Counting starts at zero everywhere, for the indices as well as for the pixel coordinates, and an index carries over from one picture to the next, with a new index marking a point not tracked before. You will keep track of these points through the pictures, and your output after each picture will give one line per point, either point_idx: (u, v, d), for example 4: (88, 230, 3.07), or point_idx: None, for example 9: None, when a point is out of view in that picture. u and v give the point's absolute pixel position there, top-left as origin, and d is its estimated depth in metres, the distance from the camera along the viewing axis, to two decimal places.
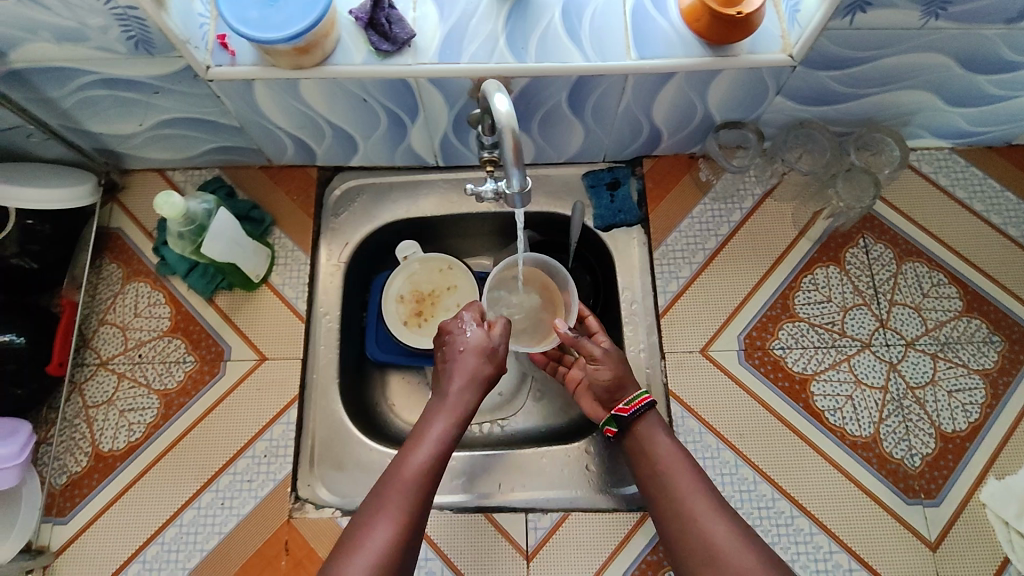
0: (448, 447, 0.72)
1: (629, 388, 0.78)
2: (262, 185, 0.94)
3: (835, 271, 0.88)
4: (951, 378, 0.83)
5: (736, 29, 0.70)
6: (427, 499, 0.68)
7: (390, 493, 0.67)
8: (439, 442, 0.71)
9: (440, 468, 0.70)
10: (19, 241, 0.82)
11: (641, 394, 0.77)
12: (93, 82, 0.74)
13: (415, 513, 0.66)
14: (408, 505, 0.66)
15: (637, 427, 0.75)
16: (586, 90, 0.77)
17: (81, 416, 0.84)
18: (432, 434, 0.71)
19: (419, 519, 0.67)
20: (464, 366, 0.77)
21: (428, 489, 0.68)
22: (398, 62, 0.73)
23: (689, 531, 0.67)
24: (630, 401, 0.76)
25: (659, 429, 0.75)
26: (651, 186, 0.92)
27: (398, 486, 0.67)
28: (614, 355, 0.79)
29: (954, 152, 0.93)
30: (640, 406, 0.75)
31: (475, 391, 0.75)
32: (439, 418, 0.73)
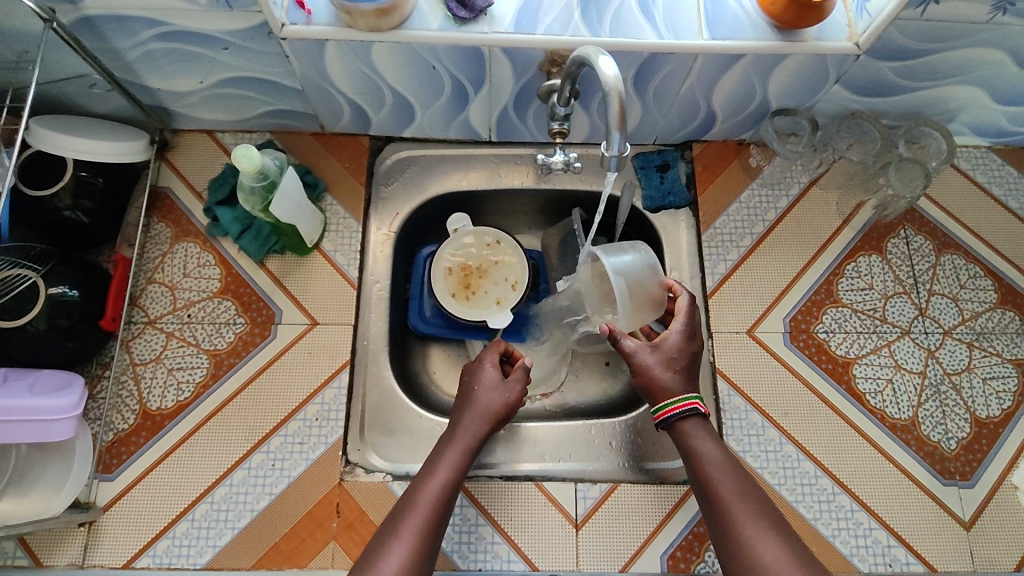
0: (460, 477, 0.70)
1: (663, 393, 0.73)
2: (314, 151, 0.93)
3: (877, 260, 0.90)
4: (986, 366, 0.86)
5: (809, 14, 0.71)
6: (439, 530, 0.66)
7: (402, 523, 0.65)
8: (450, 473, 0.69)
9: (452, 500, 0.68)
10: (72, 193, 0.80)
11: (677, 402, 0.71)
12: (163, 35, 0.73)
13: (426, 543, 0.64)
14: (422, 530, 0.64)
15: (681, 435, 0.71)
16: (653, 69, 0.78)
17: (129, 373, 0.83)
18: (445, 464, 0.70)
19: (431, 550, 0.64)
20: (478, 400, 0.77)
21: (440, 519, 0.66)
22: (475, 29, 0.73)
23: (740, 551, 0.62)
24: (659, 409, 0.71)
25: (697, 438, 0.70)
26: (700, 169, 0.94)
27: (411, 516, 0.65)
28: (652, 360, 0.74)
29: (991, 151, 0.97)
30: (666, 416, 0.71)
31: (486, 426, 0.75)
32: (450, 450, 0.72)
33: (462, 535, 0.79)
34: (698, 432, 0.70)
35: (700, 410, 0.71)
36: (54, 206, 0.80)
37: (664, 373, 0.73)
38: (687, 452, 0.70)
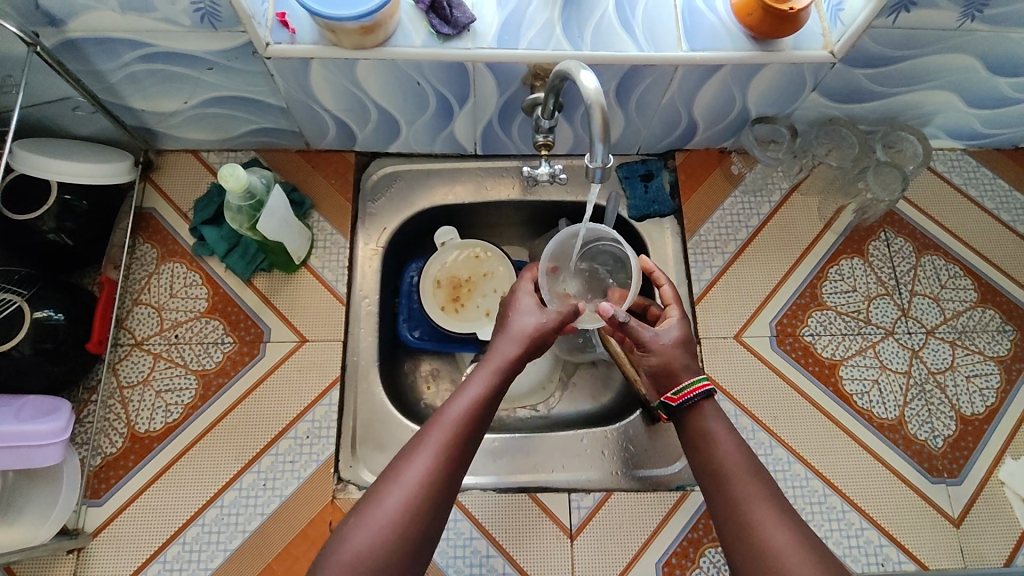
0: (496, 398, 0.64)
1: (679, 373, 0.69)
2: (299, 168, 0.94)
3: (859, 262, 0.92)
4: (969, 364, 0.88)
5: (785, 24, 0.73)
6: (468, 449, 0.61)
7: (424, 436, 0.60)
8: (485, 391, 0.64)
9: (485, 418, 0.63)
10: (56, 216, 0.80)
11: (695, 381, 0.68)
12: (146, 56, 0.74)
13: (452, 458, 0.59)
14: (450, 445, 0.59)
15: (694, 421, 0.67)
16: (635, 81, 0.79)
17: (116, 397, 0.82)
18: (478, 379, 0.65)
19: (457, 468, 0.60)
20: (516, 318, 0.71)
21: (469, 435, 0.61)
22: (458, 45, 0.74)
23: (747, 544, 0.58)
24: (678, 390, 0.67)
25: (710, 420, 0.67)
26: (683, 178, 0.95)
27: (433, 430, 0.60)
28: (670, 339, 0.71)
29: (966, 153, 0.99)
30: (691, 396, 0.67)
31: (523, 344, 0.68)
32: (485, 367, 0.66)
33: (457, 549, 0.78)
34: (713, 417, 0.67)
35: (713, 391, 0.68)
36: (37, 229, 0.79)
37: (681, 349, 0.71)
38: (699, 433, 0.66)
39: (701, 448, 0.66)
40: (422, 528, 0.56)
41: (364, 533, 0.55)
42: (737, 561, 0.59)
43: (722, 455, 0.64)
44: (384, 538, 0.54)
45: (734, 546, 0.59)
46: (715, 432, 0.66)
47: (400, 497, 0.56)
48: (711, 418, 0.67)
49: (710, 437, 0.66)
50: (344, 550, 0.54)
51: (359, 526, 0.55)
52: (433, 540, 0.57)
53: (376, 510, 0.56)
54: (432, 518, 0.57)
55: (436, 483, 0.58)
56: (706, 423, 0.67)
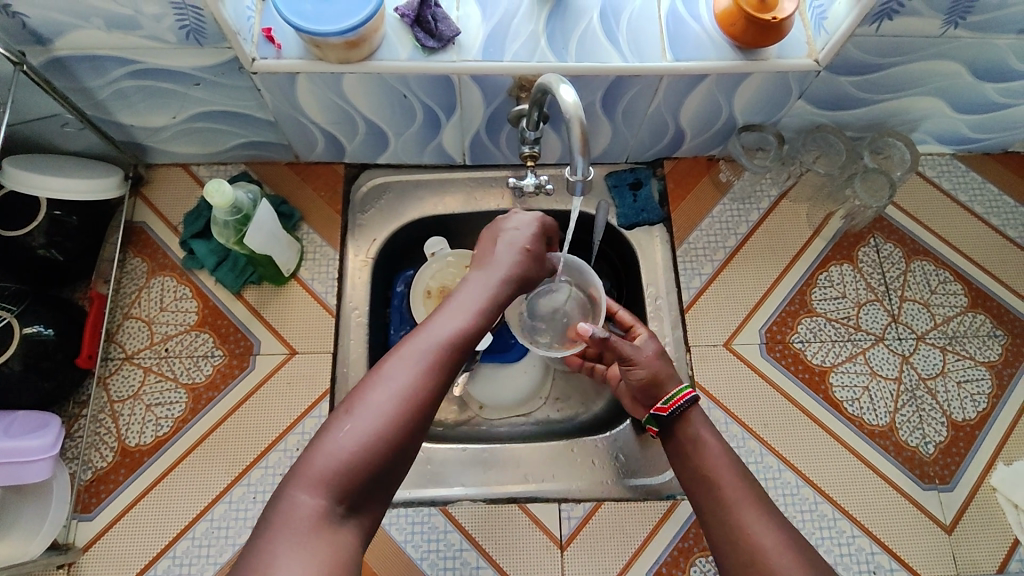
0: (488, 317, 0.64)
1: (667, 386, 0.73)
2: (288, 181, 0.94)
3: (849, 269, 0.92)
4: (960, 369, 0.88)
5: (769, 34, 0.73)
6: (456, 366, 0.60)
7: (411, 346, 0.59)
8: (478, 306, 0.64)
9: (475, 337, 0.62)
10: (46, 232, 0.80)
11: (681, 389, 0.71)
12: (133, 73, 0.74)
13: (440, 372, 0.58)
14: (440, 359, 0.59)
15: (682, 428, 0.70)
16: (621, 91, 0.79)
17: (106, 411, 0.82)
18: (468, 301, 0.64)
19: (442, 384, 0.58)
20: (508, 236, 0.70)
21: (456, 353, 0.60)
22: (443, 58, 0.75)
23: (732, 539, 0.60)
24: (668, 400, 0.71)
25: (702, 428, 0.70)
26: (672, 186, 0.96)
27: (418, 341, 0.59)
28: (651, 352, 0.75)
29: (955, 158, 0.99)
30: (680, 404, 0.70)
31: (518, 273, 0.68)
32: (476, 286, 0.66)
33: (447, 560, 0.78)
34: (702, 427, 0.70)
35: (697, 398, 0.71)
36: (27, 245, 0.80)
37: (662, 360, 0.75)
38: (687, 439, 0.69)
39: (688, 452, 0.68)
40: (405, 437, 0.55)
41: (347, 438, 0.53)
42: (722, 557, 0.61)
43: (709, 458, 0.66)
44: (368, 444, 0.53)
45: (723, 549, 0.61)
46: (703, 442, 0.68)
47: (385, 402, 0.55)
48: (699, 427, 0.70)
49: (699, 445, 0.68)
50: (326, 454, 0.53)
51: (342, 432, 0.54)
52: (412, 455, 0.56)
53: (359, 414, 0.54)
54: (415, 428, 0.56)
55: (421, 393, 0.57)
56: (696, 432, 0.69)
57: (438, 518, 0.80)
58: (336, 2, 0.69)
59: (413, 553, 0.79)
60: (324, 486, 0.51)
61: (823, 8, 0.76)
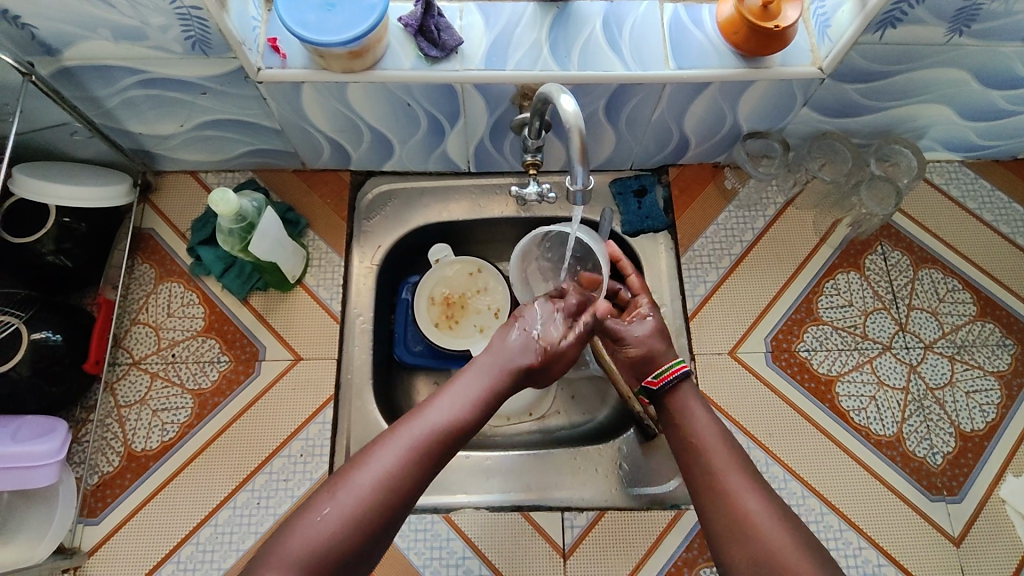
0: (480, 404, 0.66)
1: (662, 361, 0.72)
2: (295, 188, 0.95)
3: (856, 276, 0.91)
4: (969, 379, 0.87)
5: (772, 41, 0.73)
6: (439, 456, 0.62)
7: (396, 429, 0.62)
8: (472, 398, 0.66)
9: (464, 427, 0.65)
10: (55, 239, 0.81)
11: (673, 365, 0.71)
12: (141, 83, 0.75)
13: (418, 458, 0.61)
14: (422, 443, 0.61)
15: (669, 396, 0.70)
16: (624, 99, 0.79)
17: (113, 416, 0.83)
18: (458, 387, 0.67)
19: (423, 467, 0.61)
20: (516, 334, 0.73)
21: (438, 441, 0.62)
22: (447, 67, 0.75)
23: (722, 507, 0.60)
24: (659, 373, 0.70)
25: (690, 398, 0.70)
26: (677, 193, 0.95)
27: (410, 426, 0.62)
28: (645, 330, 0.75)
29: (964, 165, 0.98)
30: (669, 377, 0.70)
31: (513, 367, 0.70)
32: (469, 373, 0.69)
33: (449, 568, 0.78)
34: (692, 399, 0.69)
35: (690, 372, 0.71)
36: (37, 252, 0.81)
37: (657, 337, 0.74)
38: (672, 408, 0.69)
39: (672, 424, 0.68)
40: (376, 525, 0.57)
41: (321, 519, 0.56)
42: (711, 523, 0.61)
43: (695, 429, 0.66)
44: (337, 533, 0.56)
45: (712, 515, 0.61)
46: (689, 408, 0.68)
47: (363, 482, 0.58)
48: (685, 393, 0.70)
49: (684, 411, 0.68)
50: (302, 534, 0.55)
51: (314, 518, 0.56)
52: (383, 541, 0.58)
53: (337, 494, 0.57)
54: (388, 519, 0.58)
55: (400, 476, 0.59)
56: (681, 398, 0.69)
57: (440, 525, 0.80)
58: (339, 12, 0.69)
59: (415, 560, 0.79)
60: (296, 566, 0.54)
61: (827, 15, 0.76)
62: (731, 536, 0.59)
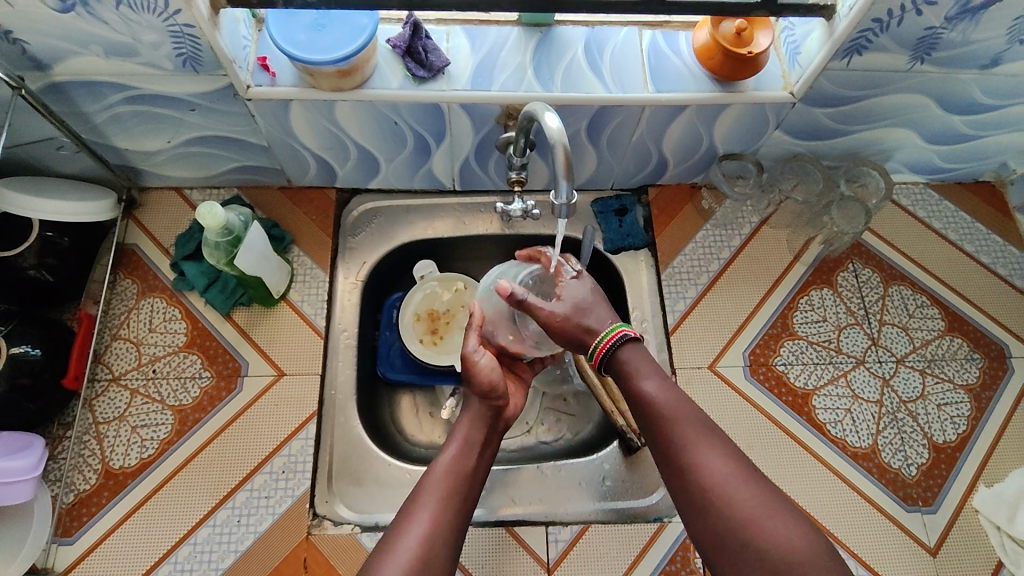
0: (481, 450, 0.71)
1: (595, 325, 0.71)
2: (280, 205, 0.95)
3: (829, 293, 0.94)
4: (939, 392, 0.89)
5: (745, 67, 0.77)
6: (462, 500, 0.66)
7: (420, 494, 0.65)
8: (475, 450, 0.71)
9: (473, 472, 0.69)
10: (37, 253, 0.81)
11: (610, 331, 0.71)
12: (129, 98, 0.76)
13: (449, 516, 0.64)
14: (449, 504, 0.64)
15: (619, 362, 0.70)
16: (605, 120, 0.82)
17: (91, 433, 0.82)
18: (457, 445, 0.71)
19: (456, 523, 0.64)
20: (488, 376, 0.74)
21: (460, 496, 0.66)
22: (433, 87, 0.77)
23: (689, 478, 0.63)
24: (598, 342, 0.70)
25: (641, 361, 0.70)
26: (656, 213, 0.98)
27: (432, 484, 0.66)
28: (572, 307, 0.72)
29: (928, 187, 1.02)
30: (608, 343, 0.70)
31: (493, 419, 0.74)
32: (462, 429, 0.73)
33: None
34: (639, 364, 0.70)
35: (631, 334, 0.71)
36: (18, 266, 0.80)
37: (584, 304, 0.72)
38: (625, 377, 0.70)
39: (630, 392, 0.69)
40: None
41: None
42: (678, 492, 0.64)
43: (652, 400, 0.67)
44: None
45: (679, 484, 0.64)
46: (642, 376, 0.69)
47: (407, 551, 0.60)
48: (641, 370, 0.69)
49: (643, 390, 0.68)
50: None
51: None
52: None
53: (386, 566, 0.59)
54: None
55: (440, 537, 0.62)
56: (638, 378, 0.69)
57: None
58: (329, 33, 0.71)
59: None
60: None
61: (797, 43, 0.79)
62: (699, 506, 0.61)
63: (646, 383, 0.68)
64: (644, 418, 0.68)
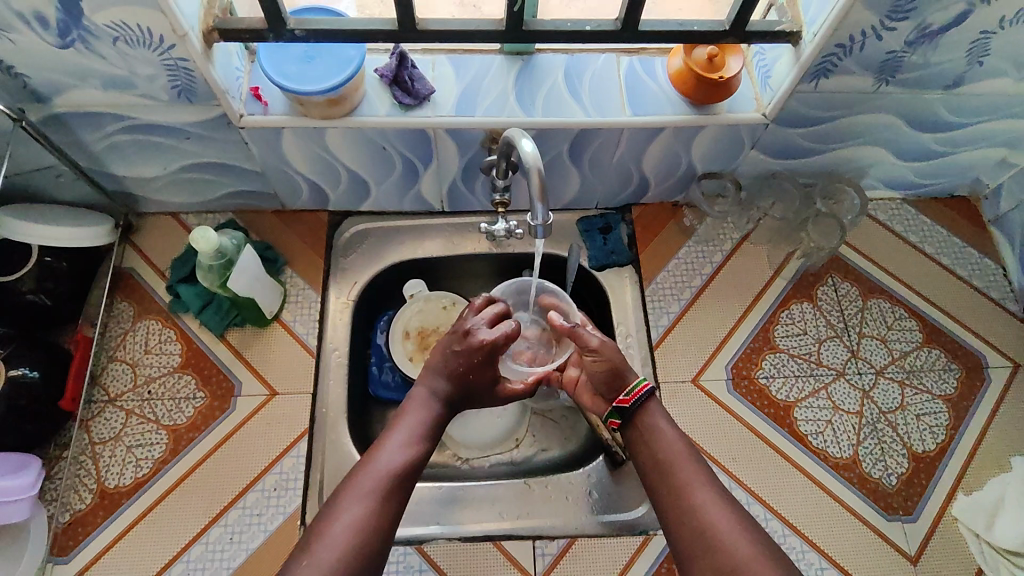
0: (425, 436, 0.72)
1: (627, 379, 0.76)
2: (274, 228, 0.98)
3: (809, 307, 0.96)
4: (918, 403, 0.91)
5: (718, 91, 0.80)
6: (394, 500, 0.65)
7: (356, 479, 0.66)
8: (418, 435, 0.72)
9: (411, 473, 0.68)
10: (36, 277, 0.84)
11: (640, 382, 0.75)
12: (126, 128, 0.79)
13: (384, 500, 0.65)
14: (384, 490, 0.65)
15: (642, 416, 0.73)
16: (586, 143, 0.85)
17: (87, 453, 0.84)
18: (403, 433, 0.71)
19: (391, 509, 0.65)
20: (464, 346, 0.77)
21: (398, 482, 0.67)
22: (420, 114, 0.81)
23: (692, 522, 0.63)
24: (629, 391, 0.74)
25: (661, 417, 0.73)
26: (640, 231, 1.01)
27: (371, 470, 0.66)
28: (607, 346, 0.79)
29: (905, 202, 1.05)
30: (640, 395, 0.73)
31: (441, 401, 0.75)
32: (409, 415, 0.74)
33: None
34: (659, 418, 0.73)
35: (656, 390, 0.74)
36: (17, 291, 0.83)
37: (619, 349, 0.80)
38: (643, 429, 0.72)
39: (644, 443, 0.71)
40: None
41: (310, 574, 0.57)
42: (679, 539, 0.64)
43: (665, 448, 0.70)
44: None
45: (681, 531, 0.64)
46: (658, 427, 0.72)
47: (341, 533, 0.61)
48: (658, 423, 0.72)
49: (660, 435, 0.71)
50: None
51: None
52: None
53: (319, 548, 0.59)
54: (368, 560, 0.60)
55: (374, 521, 0.63)
56: (654, 424, 0.72)
57: (413, 557, 0.82)
58: (318, 64, 0.74)
59: None
60: None
61: (767, 67, 0.82)
62: (701, 552, 0.61)
63: (660, 429, 0.71)
64: (653, 465, 0.70)
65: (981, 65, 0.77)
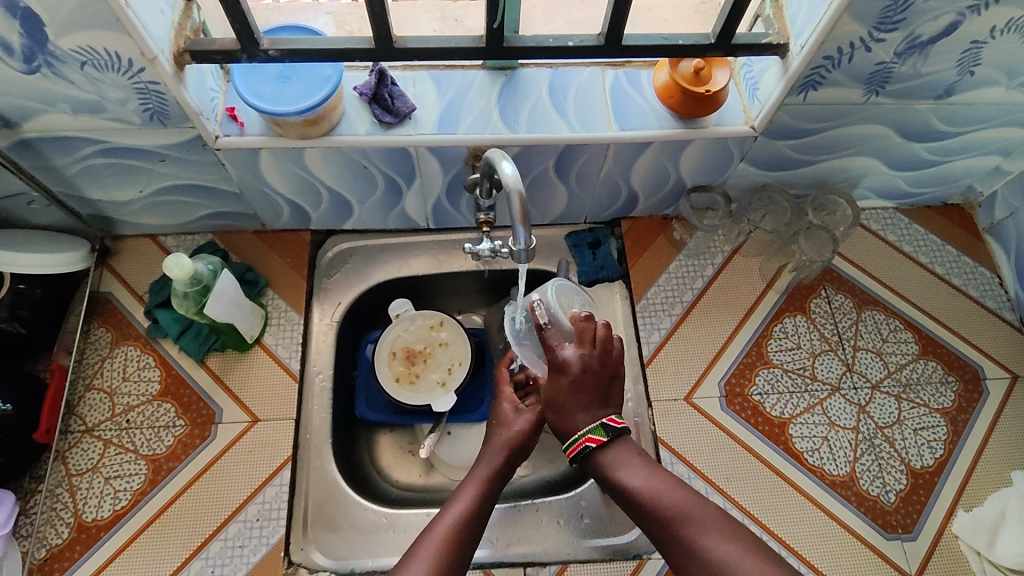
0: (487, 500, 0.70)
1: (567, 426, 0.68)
2: (255, 249, 0.96)
3: (802, 320, 0.95)
4: (916, 417, 0.90)
5: (706, 104, 0.78)
6: (459, 561, 0.63)
7: (422, 540, 0.64)
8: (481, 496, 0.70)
9: (473, 531, 0.66)
10: (10, 305, 0.82)
11: (577, 438, 0.67)
12: (99, 152, 0.77)
13: (447, 562, 0.62)
14: (447, 552, 0.62)
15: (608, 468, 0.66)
16: (571, 158, 0.84)
17: (63, 485, 0.81)
18: (463, 496, 0.69)
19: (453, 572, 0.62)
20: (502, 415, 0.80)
21: (460, 545, 0.64)
22: (400, 132, 0.79)
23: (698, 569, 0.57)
24: (568, 447, 0.68)
25: (630, 459, 0.66)
26: (630, 245, 0.99)
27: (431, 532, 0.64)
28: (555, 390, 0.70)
29: (898, 212, 1.03)
30: (579, 450, 0.67)
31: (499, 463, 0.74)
32: (471, 480, 0.72)
33: None
34: (625, 468, 0.65)
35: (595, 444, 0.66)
36: None
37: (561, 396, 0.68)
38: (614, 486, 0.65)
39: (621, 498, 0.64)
40: None
41: None
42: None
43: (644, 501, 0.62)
44: None
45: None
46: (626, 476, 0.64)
47: None
48: (625, 468, 0.65)
49: (637, 493, 0.63)
50: None
51: None
52: None
53: None
54: None
55: None
56: (627, 482, 0.64)
57: None
58: (294, 84, 0.72)
59: None
60: None
61: (755, 79, 0.81)
62: None
63: (635, 487, 0.63)
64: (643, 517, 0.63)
65: (973, 75, 0.76)
